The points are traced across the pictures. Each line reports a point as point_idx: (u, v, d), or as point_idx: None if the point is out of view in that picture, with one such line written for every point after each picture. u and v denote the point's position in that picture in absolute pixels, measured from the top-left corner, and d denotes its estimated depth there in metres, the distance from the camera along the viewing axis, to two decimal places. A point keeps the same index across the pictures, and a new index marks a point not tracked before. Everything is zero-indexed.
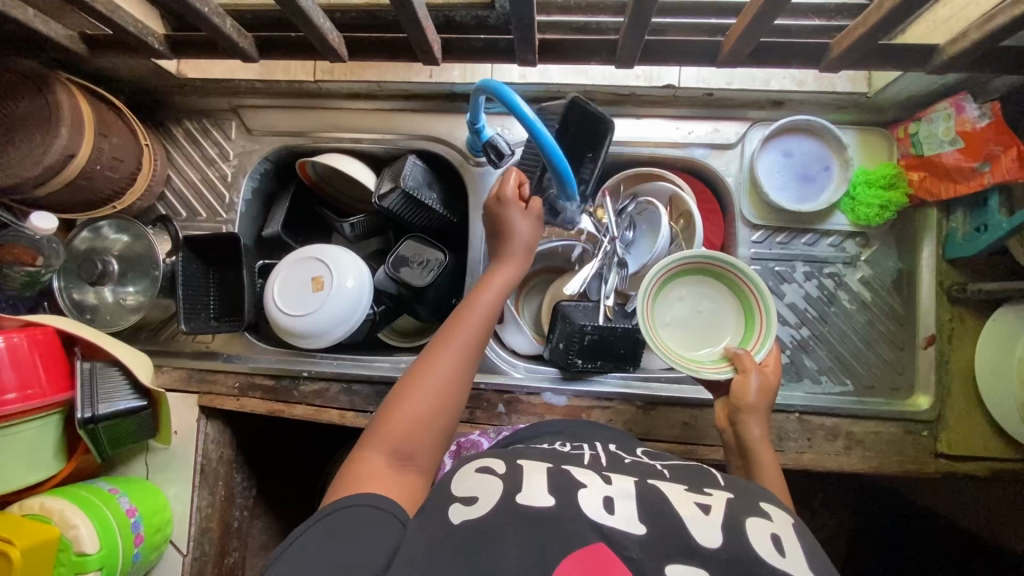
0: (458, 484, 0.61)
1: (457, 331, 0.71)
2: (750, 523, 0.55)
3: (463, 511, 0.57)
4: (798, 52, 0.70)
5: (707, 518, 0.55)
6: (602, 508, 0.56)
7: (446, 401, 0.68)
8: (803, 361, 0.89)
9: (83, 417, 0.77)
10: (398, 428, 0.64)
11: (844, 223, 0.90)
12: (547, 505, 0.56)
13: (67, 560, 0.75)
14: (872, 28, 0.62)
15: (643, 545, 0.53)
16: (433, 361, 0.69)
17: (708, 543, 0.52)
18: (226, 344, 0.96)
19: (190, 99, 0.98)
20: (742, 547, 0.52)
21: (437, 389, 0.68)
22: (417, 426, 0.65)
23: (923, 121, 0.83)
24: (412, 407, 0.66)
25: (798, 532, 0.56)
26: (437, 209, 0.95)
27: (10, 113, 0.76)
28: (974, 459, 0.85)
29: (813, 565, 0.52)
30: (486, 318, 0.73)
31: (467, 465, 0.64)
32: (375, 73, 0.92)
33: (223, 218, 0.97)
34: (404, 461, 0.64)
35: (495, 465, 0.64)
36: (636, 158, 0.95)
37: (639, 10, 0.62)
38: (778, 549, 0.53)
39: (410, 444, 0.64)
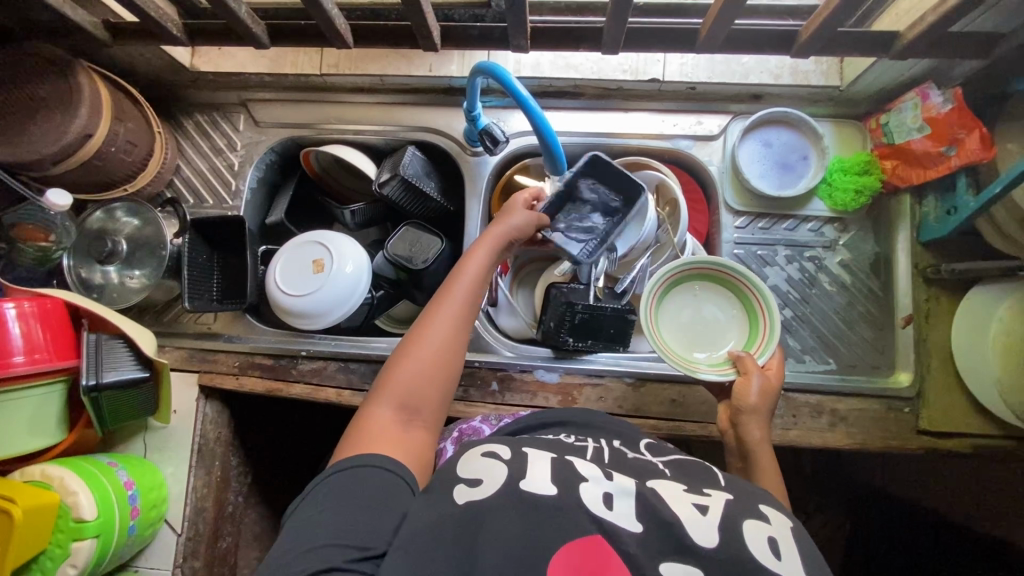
0: (462, 466, 0.63)
1: (453, 297, 0.74)
2: (748, 525, 0.55)
3: (468, 492, 0.59)
4: (771, 40, 0.76)
5: (705, 520, 0.55)
6: (601, 503, 0.57)
7: (447, 361, 0.70)
8: (787, 341, 0.92)
9: (87, 384, 0.80)
10: (403, 387, 0.67)
11: (823, 209, 0.94)
12: (550, 493, 0.58)
13: (65, 527, 0.76)
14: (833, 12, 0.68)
15: (641, 543, 0.55)
16: (432, 326, 0.71)
17: (705, 544, 0.54)
18: (227, 324, 0.99)
19: (202, 92, 1.04)
20: (737, 551, 0.53)
21: (438, 349, 0.70)
22: (421, 384, 0.68)
23: (892, 111, 0.88)
24: (415, 367, 0.68)
25: (797, 539, 0.55)
26: (435, 198, 1.00)
27: (35, 95, 0.81)
28: (955, 435, 0.87)
29: (807, 567, 0.53)
30: (481, 285, 0.76)
31: (472, 448, 0.65)
32: (378, 67, 0.98)
33: (229, 204, 1.01)
34: (411, 417, 0.67)
35: (500, 450, 0.64)
36: (625, 149, 0.99)
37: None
38: (773, 552, 0.53)
39: (416, 401, 0.67)
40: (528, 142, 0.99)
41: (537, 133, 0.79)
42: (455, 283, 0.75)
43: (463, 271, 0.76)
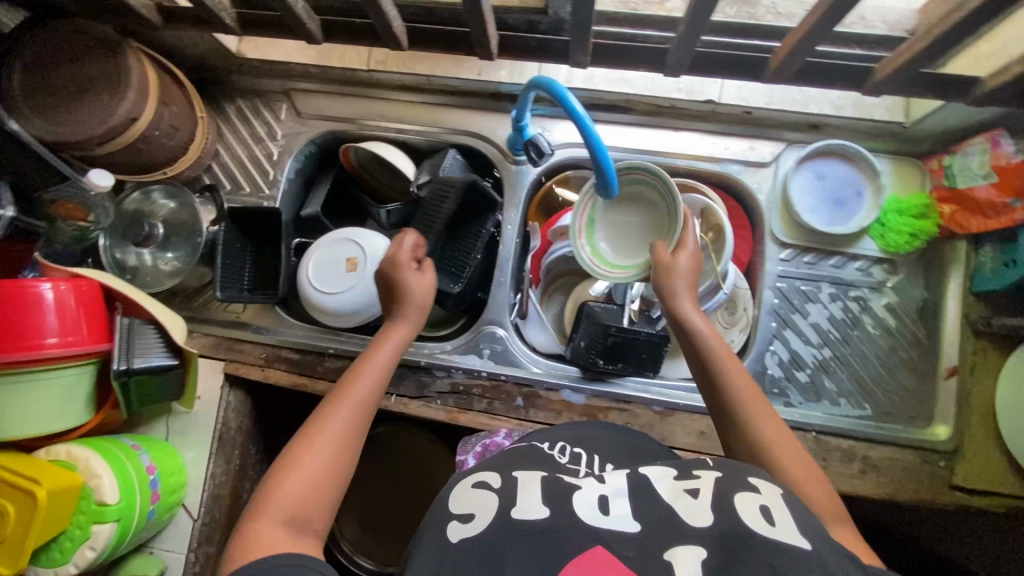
0: (456, 502, 0.62)
1: (343, 402, 0.69)
2: (739, 497, 0.56)
3: (461, 530, 0.58)
4: (845, 76, 0.76)
5: (696, 502, 0.56)
6: (596, 510, 0.57)
7: (339, 467, 0.64)
8: (823, 382, 0.90)
9: (118, 369, 0.80)
10: (286, 501, 0.59)
11: (873, 249, 0.91)
12: (543, 517, 0.56)
13: (87, 508, 0.77)
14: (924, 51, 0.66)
15: (639, 544, 0.53)
16: (323, 432, 0.65)
17: (698, 522, 0.54)
18: (256, 315, 0.99)
19: (246, 78, 1.02)
20: (731, 523, 0.53)
21: (339, 439, 0.65)
22: (311, 495, 0.61)
23: (957, 154, 0.84)
24: (301, 476, 0.61)
25: (789, 504, 0.56)
26: (472, 204, 0.98)
27: (84, 73, 0.80)
28: (987, 493, 0.83)
29: (801, 529, 0.53)
30: (376, 382, 0.72)
31: (462, 483, 0.66)
32: (426, 66, 0.98)
33: (266, 194, 1.00)
34: (303, 524, 0.59)
35: (490, 481, 0.65)
36: (671, 170, 0.96)
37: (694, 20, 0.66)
38: (767, 519, 0.53)
39: (305, 511, 0.60)
40: (572, 155, 0.97)
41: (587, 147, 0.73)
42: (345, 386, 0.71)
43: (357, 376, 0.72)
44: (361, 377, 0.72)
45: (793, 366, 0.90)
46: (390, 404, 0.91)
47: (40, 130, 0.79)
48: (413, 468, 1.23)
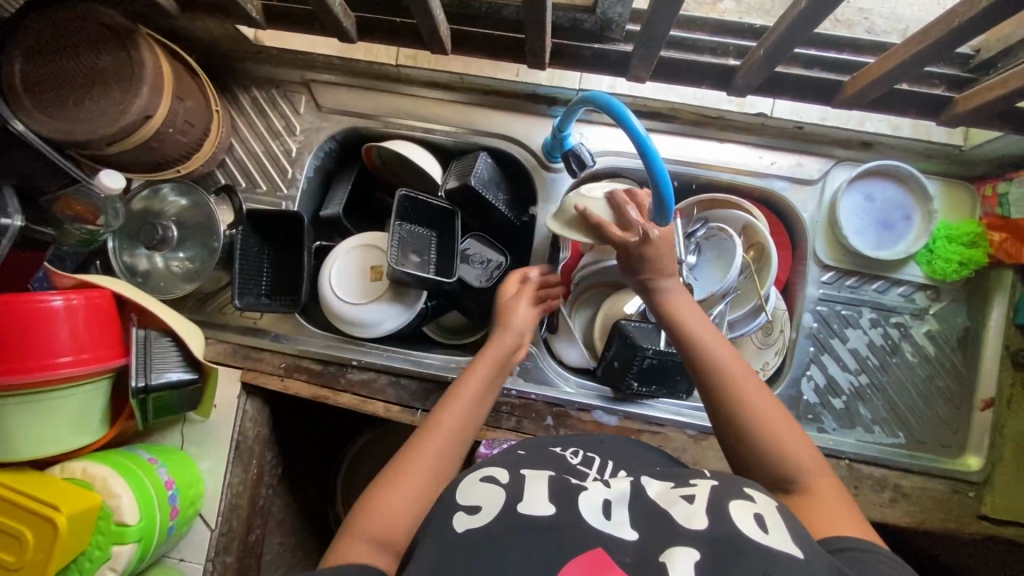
0: (463, 492, 0.57)
1: (442, 423, 0.68)
2: (733, 505, 0.50)
3: (467, 520, 0.54)
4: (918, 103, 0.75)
5: (690, 507, 0.51)
6: (599, 512, 0.52)
7: (429, 490, 0.62)
8: (858, 409, 0.88)
9: (136, 387, 0.76)
10: (377, 521, 0.58)
11: (918, 275, 0.88)
12: (547, 513, 0.52)
13: (105, 529, 0.74)
14: (1012, 91, 0.66)
15: (636, 551, 0.48)
16: (419, 454, 0.64)
17: (692, 526, 0.49)
18: (275, 322, 0.93)
19: (263, 67, 0.96)
20: (726, 527, 0.48)
21: (431, 464, 0.64)
22: (398, 515, 0.59)
23: (1015, 182, 0.82)
24: (394, 497, 0.60)
25: (785, 516, 0.50)
26: (501, 210, 0.92)
27: (93, 66, 0.74)
28: (1016, 524, 0.83)
29: (801, 546, 0.46)
30: (472, 405, 0.71)
31: (471, 473, 0.60)
32: (460, 65, 0.92)
33: (284, 193, 0.94)
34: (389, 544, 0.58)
35: (499, 473, 0.59)
36: (713, 183, 0.92)
37: (775, 49, 0.66)
38: (760, 527, 0.48)
39: (389, 534, 0.58)
40: (612, 163, 0.92)
41: (639, 156, 0.64)
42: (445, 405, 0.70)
43: (456, 395, 0.71)
44: (458, 397, 0.71)
45: (829, 393, 0.88)
46: (415, 419, 0.88)
47: (46, 128, 0.73)
48: None
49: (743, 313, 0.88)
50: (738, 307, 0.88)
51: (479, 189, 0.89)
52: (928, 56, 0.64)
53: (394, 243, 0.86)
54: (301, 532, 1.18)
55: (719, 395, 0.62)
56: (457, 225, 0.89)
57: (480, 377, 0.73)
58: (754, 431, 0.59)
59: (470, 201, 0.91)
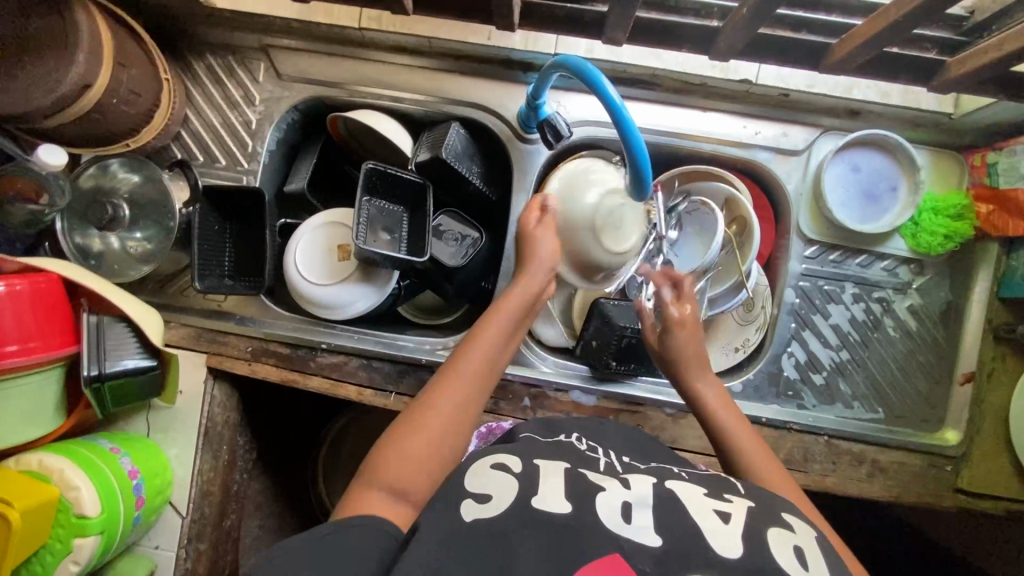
0: (472, 479, 0.54)
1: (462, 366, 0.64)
2: (772, 533, 0.49)
3: (476, 509, 0.51)
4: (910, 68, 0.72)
5: (726, 528, 0.49)
6: (620, 517, 0.49)
7: (451, 437, 0.61)
8: (838, 384, 0.87)
9: (88, 375, 0.73)
10: (395, 466, 0.57)
11: (902, 248, 0.86)
12: (564, 511, 0.49)
13: (65, 521, 0.71)
14: (1009, 54, 0.63)
15: (658, 558, 0.46)
16: (438, 398, 0.62)
17: (727, 554, 0.47)
18: (240, 305, 0.90)
19: (216, 31, 0.89)
20: (763, 562, 0.46)
21: (451, 414, 0.62)
22: (417, 462, 0.58)
23: (1005, 151, 0.80)
24: (410, 446, 0.58)
25: (819, 544, 0.50)
26: (475, 183, 0.88)
27: (25, 31, 0.68)
28: (991, 497, 0.83)
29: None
30: (495, 346, 0.66)
31: (481, 458, 0.57)
32: (428, 27, 0.86)
33: (245, 167, 0.89)
34: (406, 489, 0.57)
35: (511, 461, 0.56)
36: (696, 154, 0.88)
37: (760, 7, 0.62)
38: (801, 563, 0.47)
39: (406, 482, 0.57)
40: (590, 134, 0.88)
41: (614, 127, 0.61)
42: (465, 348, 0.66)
43: (476, 337, 0.66)
44: (480, 338, 0.66)
45: (810, 368, 0.87)
46: (388, 402, 0.86)
47: None
48: None
49: (722, 291, 0.84)
50: (718, 284, 0.85)
51: (451, 163, 0.84)
52: (922, 16, 0.60)
53: (361, 220, 0.82)
54: (279, 515, 1.16)
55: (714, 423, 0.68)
56: (429, 199, 0.85)
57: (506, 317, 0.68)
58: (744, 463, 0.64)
59: (442, 172, 0.87)
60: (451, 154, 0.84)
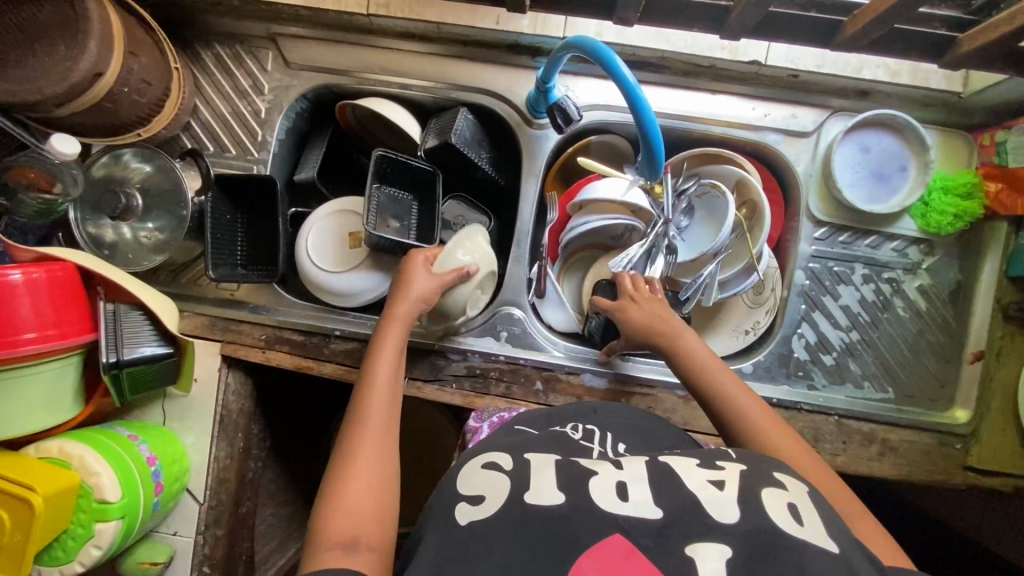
0: (465, 483, 0.56)
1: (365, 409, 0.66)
2: (765, 492, 0.50)
3: (470, 512, 0.52)
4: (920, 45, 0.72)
5: (722, 494, 0.50)
6: (615, 497, 0.50)
7: (385, 474, 0.61)
8: (848, 365, 0.87)
9: (107, 362, 0.73)
10: (341, 522, 0.56)
11: (912, 229, 0.86)
12: (558, 504, 0.50)
13: (87, 506, 0.72)
14: (1017, 28, 0.63)
15: (658, 531, 0.47)
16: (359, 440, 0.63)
17: (724, 519, 0.47)
18: (253, 293, 0.90)
19: (224, 20, 0.89)
20: (760, 521, 0.47)
21: (377, 448, 0.63)
22: (361, 510, 0.58)
23: (1014, 130, 0.79)
24: (348, 496, 0.58)
25: (815, 502, 0.51)
26: (486, 169, 0.89)
27: (34, 19, 0.68)
28: (1001, 474, 0.83)
29: (834, 533, 0.47)
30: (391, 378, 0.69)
31: (471, 462, 0.59)
32: (435, 12, 0.85)
33: (255, 156, 0.89)
34: (358, 539, 0.56)
35: (501, 460, 0.58)
36: (705, 137, 0.89)
37: None
38: (795, 518, 0.48)
39: (357, 528, 0.56)
40: (600, 118, 0.88)
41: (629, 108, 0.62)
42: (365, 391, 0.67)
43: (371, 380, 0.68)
44: (375, 379, 0.69)
45: (820, 350, 0.88)
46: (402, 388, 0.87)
47: None
48: (422, 440, 1.20)
49: (733, 274, 0.85)
50: (729, 268, 0.86)
51: (460, 148, 0.84)
52: None
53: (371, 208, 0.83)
54: (292, 504, 1.17)
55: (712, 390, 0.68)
56: (439, 188, 0.85)
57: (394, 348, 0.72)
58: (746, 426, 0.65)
59: (451, 158, 0.88)
60: (460, 140, 0.84)
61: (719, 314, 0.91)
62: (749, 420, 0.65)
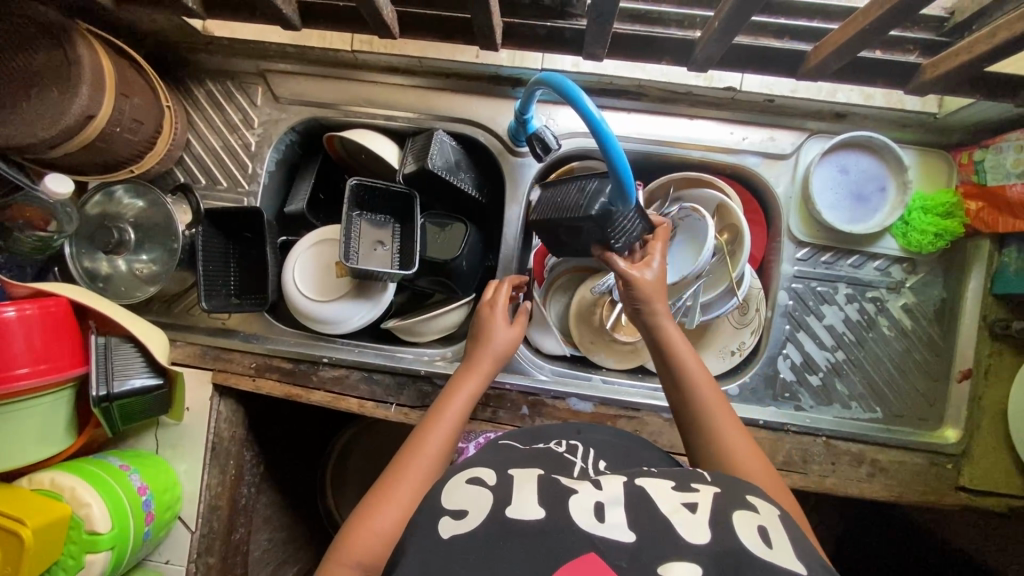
0: (449, 496, 0.55)
1: (425, 444, 0.66)
2: (736, 515, 0.50)
3: (452, 526, 0.52)
4: (889, 72, 0.73)
5: (693, 517, 0.49)
6: (592, 517, 0.50)
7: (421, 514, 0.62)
8: (835, 385, 0.87)
9: (98, 395, 0.75)
10: (362, 545, 0.58)
11: (894, 248, 0.87)
12: (537, 518, 0.50)
13: (77, 538, 0.73)
14: (978, 57, 0.64)
15: (632, 554, 0.46)
16: (406, 476, 0.63)
17: (695, 539, 0.47)
18: (244, 322, 0.92)
19: (215, 58, 0.92)
20: (733, 542, 0.47)
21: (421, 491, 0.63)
22: (381, 541, 0.59)
23: (991, 149, 0.80)
24: (380, 528, 0.59)
25: (785, 525, 0.51)
26: (468, 192, 0.90)
27: (29, 65, 0.71)
28: (994, 494, 0.83)
29: (801, 556, 0.48)
30: (455, 427, 0.69)
31: (455, 474, 0.59)
32: (417, 47, 0.87)
33: (245, 189, 0.92)
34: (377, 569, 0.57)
35: (485, 475, 0.58)
36: (685, 161, 0.90)
37: (732, 19, 0.63)
38: (763, 539, 0.48)
39: (374, 561, 0.58)
40: (579, 145, 0.90)
41: (593, 140, 0.61)
42: (425, 433, 0.67)
43: (433, 420, 0.69)
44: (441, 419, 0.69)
45: (806, 370, 0.88)
46: (390, 414, 0.87)
47: None
48: None
49: (715, 296, 0.86)
50: (711, 289, 0.86)
51: (439, 175, 0.86)
52: (891, 22, 0.61)
53: (353, 236, 0.88)
54: (287, 529, 1.18)
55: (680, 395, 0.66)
56: (416, 208, 0.87)
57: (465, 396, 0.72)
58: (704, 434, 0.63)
59: (433, 184, 0.89)
60: (435, 167, 0.85)
61: (705, 334, 0.90)
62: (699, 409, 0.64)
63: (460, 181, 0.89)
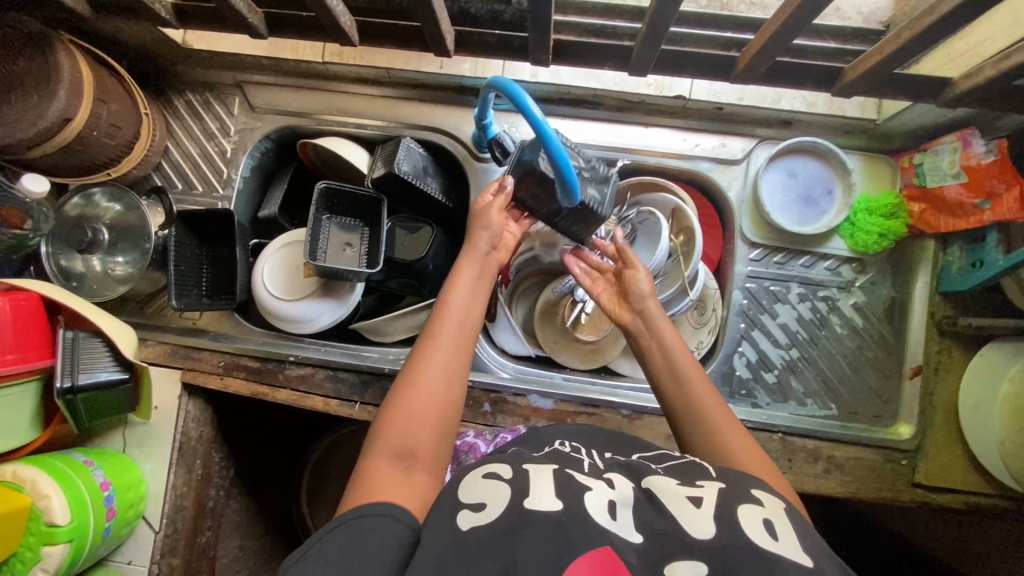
0: (466, 490, 0.55)
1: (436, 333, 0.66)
2: (742, 509, 0.50)
3: (473, 518, 0.51)
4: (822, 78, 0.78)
5: (698, 509, 0.50)
6: (606, 512, 0.51)
7: (446, 395, 0.63)
8: (790, 382, 0.89)
9: (61, 387, 0.77)
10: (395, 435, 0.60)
11: (842, 248, 0.90)
12: (555, 509, 0.50)
13: (35, 530, 0.74)
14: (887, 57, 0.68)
15: (642, 553, 0.48)
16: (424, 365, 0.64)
17: (701, 534, 0.48)
18: (214, 322, 0.95)
19: (195, 70, 0.97)
20: (736, 537, 0.47)
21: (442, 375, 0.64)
22: (415, 426, 0.61)
23: (928, 152, 0.83)
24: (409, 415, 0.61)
25: (790, 518, 0.50)
26: (432, 196, 0.93)
27: (10, 71, 0.75)
28: (949, 490, 0.84)
29: (806, 544, 0.47)
30: (465, 311, 0.68)
31: (472, 470, 0.57)
32: (385, 58, 0.93)
33: (220, 193, 0.95)
34: (411, 452, 0.59)
35: (503, 469, 0.57)
36: (641, 167, 0.94)
37: (658, 20, 0.67)
38: (770, 532, 0.48)
39: (408, 443, 0.60)
40: None
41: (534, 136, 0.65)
42: (432, 331, 0.67)
43: (442, 306, 0.68)
44: (448, 305, 0.68)
45: (761, 367, 0.90)
46: (353, 412, 0.89)
47: None
48: None
49: (670, 295, 0.87)
50: (665, 289, 0.88)
51: (404, 179, 0.89)
52: (802, 25, 0.65)
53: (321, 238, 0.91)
54: (258, 537, 1.17)
55: (678, 405, 0.66)
56: (382, 211, 0.90)
57: (469, 280, 0.70)
58: (699, 439, 0.64)
59: (398, 187, 0.92)
60: (400, 172, 0.88)
61: None
62: (705, 413, 0.64)
63: (426, 184, 0.92)
